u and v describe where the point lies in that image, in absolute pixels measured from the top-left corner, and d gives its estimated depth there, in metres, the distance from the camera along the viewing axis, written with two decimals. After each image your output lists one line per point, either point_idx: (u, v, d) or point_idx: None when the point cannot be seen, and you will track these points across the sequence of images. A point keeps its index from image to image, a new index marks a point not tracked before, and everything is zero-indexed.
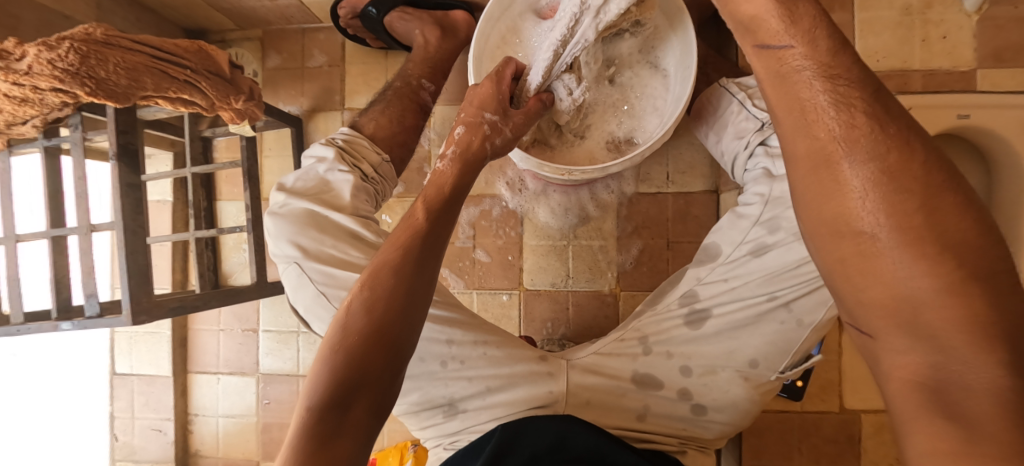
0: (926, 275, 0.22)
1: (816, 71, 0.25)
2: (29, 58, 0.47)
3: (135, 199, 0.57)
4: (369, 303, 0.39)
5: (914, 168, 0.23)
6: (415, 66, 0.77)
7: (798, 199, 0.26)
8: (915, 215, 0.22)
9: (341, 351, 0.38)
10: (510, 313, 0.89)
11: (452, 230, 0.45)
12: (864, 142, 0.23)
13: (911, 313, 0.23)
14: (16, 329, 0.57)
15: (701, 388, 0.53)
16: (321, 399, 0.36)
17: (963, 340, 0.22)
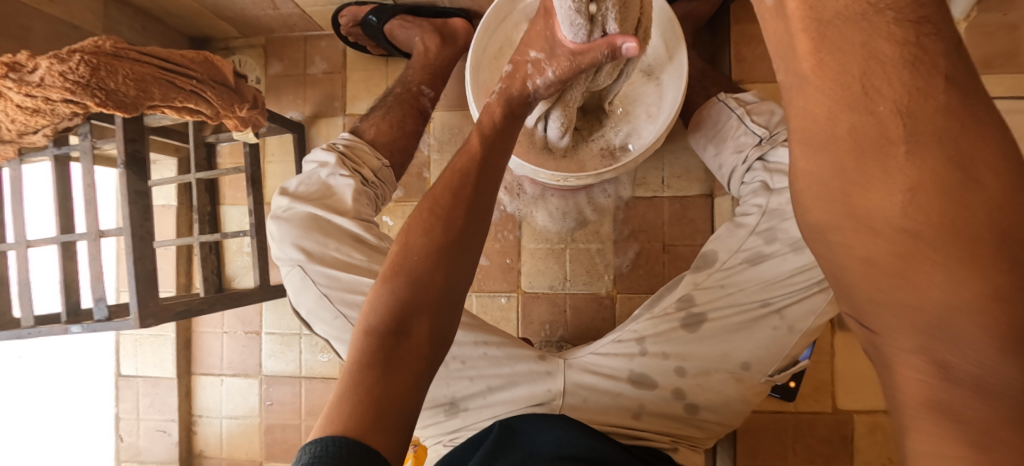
0: (971, 282, 0.18)
1: (892, 37, 0.19)
2: (42, 71, 0.49)
3: (143, 207, 0.59)
4: (427, 228, 0.43)
5: (988, 156, 0.19)
6: (415, 72, 0.79)
7: (824, 187, 0.22)
8: (979, 212, 0.18)
9: (403, 271, 0.42)
10: (508, 315, 0.90)
11: (501, 170, 0.48)
12: (935, 123, 0.19)
13: (941, 317, 0.20)
14: (27, 332, 0.59)
15: (695, 389, 0.54)
16: (386, 315, 0.40)
17: (994, 348, 0.19)
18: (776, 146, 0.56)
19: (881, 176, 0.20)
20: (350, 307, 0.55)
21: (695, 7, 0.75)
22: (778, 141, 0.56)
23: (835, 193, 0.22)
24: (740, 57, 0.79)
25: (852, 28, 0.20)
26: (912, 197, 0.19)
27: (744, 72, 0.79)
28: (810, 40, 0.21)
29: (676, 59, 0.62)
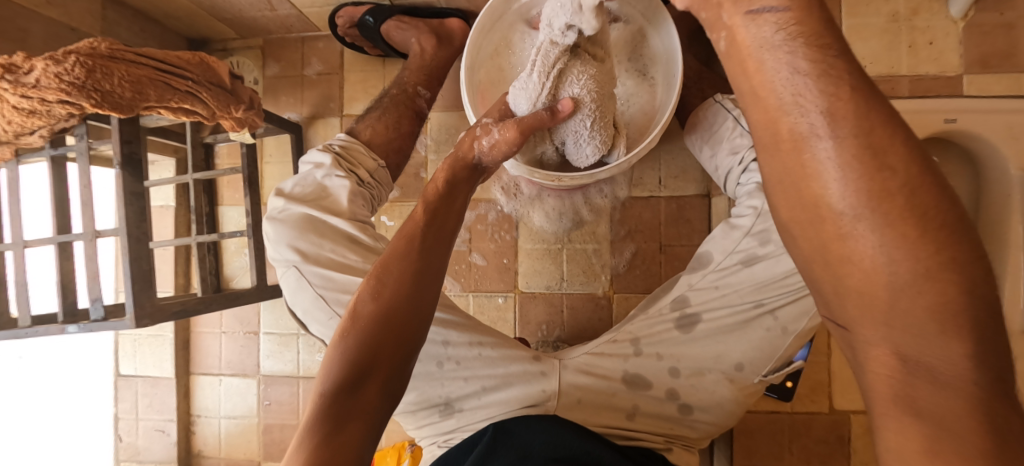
0: (904, 261, 0.20)
1: (803, 48, 0.22)
2: (38, 72, 0.49)
3: (140, 207, 0.60)
4: (377, 290, 0.44)
5: (898, 145, 0.20)
6: (412, 73, 0.79)
7: (773, 187, 0.24)
8: (897, 196, 0.20)
9: (353, 333, 0.42)
10: (506, 316, 0.90)
11: (453, 223, 0.50)
12: (849, 117, 0.21)
13: (890, 303, 0.21)
14: (24, 332, 0.59)
15: (689, 389, 0.54)
16: (336, 376, 0.41)
17: (937, 328, 0.21)
18: None
19: (824, 168, 0.21)
20: (345, 308, 0.55)
21: (691, 8, 0.75)
22: None
23: (784, 194, 0.23)
24: None
25: (762, 47, 0.23)
26: (857, 190, 0.20)
27: None
28: (746, 61, 0.23)
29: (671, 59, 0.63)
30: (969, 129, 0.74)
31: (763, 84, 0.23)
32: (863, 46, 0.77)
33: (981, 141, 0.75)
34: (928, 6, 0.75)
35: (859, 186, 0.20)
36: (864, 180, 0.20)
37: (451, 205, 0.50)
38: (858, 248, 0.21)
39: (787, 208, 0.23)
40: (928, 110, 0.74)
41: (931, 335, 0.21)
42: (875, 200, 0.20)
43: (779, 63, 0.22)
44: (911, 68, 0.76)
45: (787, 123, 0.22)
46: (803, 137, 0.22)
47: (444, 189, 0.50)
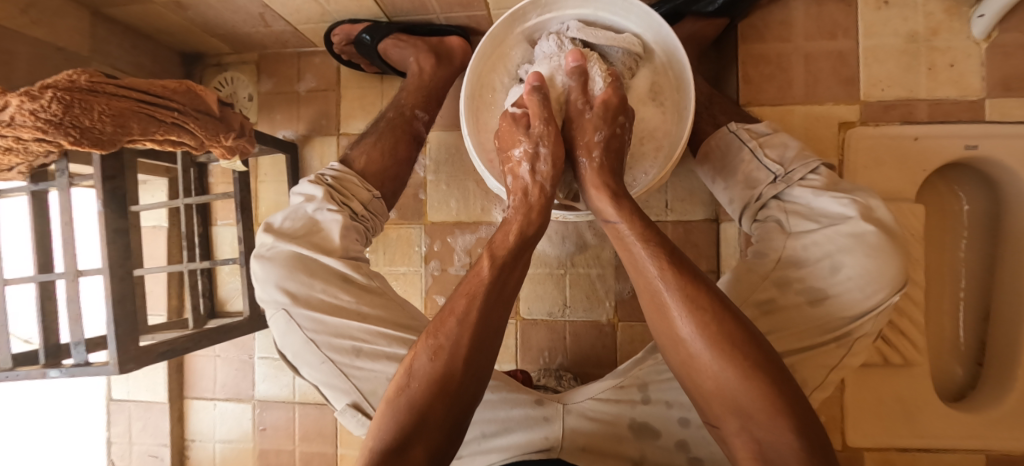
0: (728, 367, 0.36)
1: (638, 238, 0.44)
2: (12, 109, 0.46)
3: (124, 245, 0.57)
4: (436, 352, 0.41)
5: (702, 295, 0.39)
6: (409, 95, 0.76)
7: (653, 324, 0.42)
8: (712, 324, 0.37)
9: (407, 398, 0.40)
10: (506, 342, 0.88)
11: (515, 282, 0.47)
12: (672, 278, 0.40)
13: (734, 397, 0.36)
14: (5, 375, 0.56)
15: (699, 440, 0.51)
16: (387, 443, 0.39)
17: (771, 415, 0.34)
18: (792, 185, 0.53)
19: (674, 311, 0.39)
20: (337, 352, 0.53)
21: (700, 28, 0.72)
22: (794, 181, 0.53)
23: (660, 327, 0.41)
24: (746, 78, 0.76)
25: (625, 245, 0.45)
26: (691, 323, 0.38)
27: (751, 94, 0.77)
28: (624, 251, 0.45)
29: (683, 89, 0.58)
30: (989, 155, 0.71)
31: (638, 271, 0.43)
32: (879, 68, 0.74)
33: (1001, 167, 0.72)
34: (948, 26, 0.72)
35: (691, 321, 0.38)
36: (692, 320, 0.38)
37: (519, 260, 0.48)
38: (704, 361, 0.37)
39: (658, 333, 0.42)
40: (946, 136, 0.71)
41: (761, 417, 0.35)
42: (704, 332, 0.37)
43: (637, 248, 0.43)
44: (929, 90, 0.73)
45: (651, 285, 0.41)
46: (656, 291, 0.41)
47: (517, 242, 0.48)
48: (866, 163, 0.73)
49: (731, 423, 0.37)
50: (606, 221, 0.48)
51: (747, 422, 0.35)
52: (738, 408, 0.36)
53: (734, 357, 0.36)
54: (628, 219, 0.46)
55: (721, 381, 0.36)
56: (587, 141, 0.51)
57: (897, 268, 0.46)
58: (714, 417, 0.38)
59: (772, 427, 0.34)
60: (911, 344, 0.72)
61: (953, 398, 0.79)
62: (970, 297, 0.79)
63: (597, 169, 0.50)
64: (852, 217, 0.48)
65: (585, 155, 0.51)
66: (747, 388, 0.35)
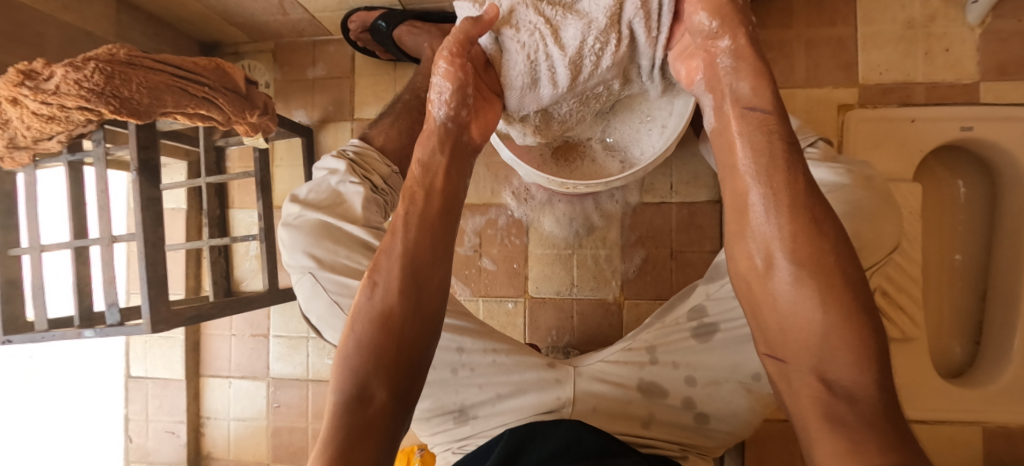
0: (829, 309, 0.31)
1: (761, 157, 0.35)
2: (58, 79, 0.49)
3: (156, 213, 0.60)
4: (372, 290, 0.42)
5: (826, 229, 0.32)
6: (424, 79, 0.79)
7: (736, 255, 0.36)
8: (825, 258, 0.31)
9: (354, 340, 0.41)
10: (515, 321, 0.90)
11: (448, 211, 0.46)
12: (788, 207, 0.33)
13: (821, 338, 0.31)
14: (40, 336, 0.59)
15: (705, 398, 0.53)
16: (345, 388, 0.39)
17: (858, 360, 0.30)
18: None
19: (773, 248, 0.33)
20: None
21: None
22: None
23: (748, 260, 0.35)
24: None
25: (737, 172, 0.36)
26: (802, 251, 0.32)
27: None
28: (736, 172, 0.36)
29: None
30: (985, 137, 0.73)
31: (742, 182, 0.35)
32: (878, 54, 0.77)
33: (994, 148, 0.74)
34: (944, 13, 0.75)
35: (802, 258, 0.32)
36: (801, 247, 0.32)
37: (431, 185, 0.45)
38: (803, 301, 0.31)
39: (739, 269, 0.36)
40: (942, 118, 0.74)
41: (844, 360, 0.30)
42: (813, 262, 0.32)
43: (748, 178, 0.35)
44: (927, 75, 0.75)
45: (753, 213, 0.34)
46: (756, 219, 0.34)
47: (421, 172, 0.45)
48: (865, 144, 0.76)
49: (804, 366, 0.32)
50: (739, 108, 0.37)
51: (825, 368, 0.31)
52: (820, 346, 0.31)
53: (841, 296, 0.31)
54: (774, 110, 0.36)
55: (816, 322, 0.31)
56: (727, 6, 0.39)
57: (888, 232, 0.49)
58: (785, 359, 0.33)
59: (854, 372, 0.30)
60: (910, 319, 0.74)
61: (950, 375, 0.81)
62: (968, 277, 0.81)
63: (750, 47, 0.38)
64: (847, 184, 0.51)
65: (717, 16, 0.38)
66: (842, 329, 0.30)
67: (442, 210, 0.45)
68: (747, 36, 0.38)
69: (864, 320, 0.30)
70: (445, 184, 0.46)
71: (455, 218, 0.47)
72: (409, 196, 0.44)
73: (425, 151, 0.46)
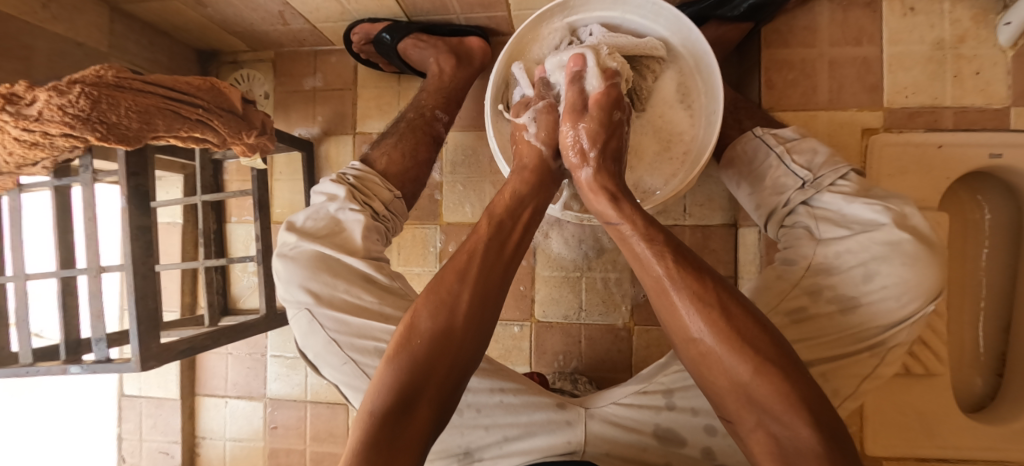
0: (747, 368, 0.34)
1: (640, 237, 0.42)
2: (40, 104, 0.46)
3: (146, 242, 0.57)
4: (437, 308, 0.40)
5: (709, 291, 0.37)
6: (429, 96, 0.76)
7: (661, 318, 0.40)
8: (720, 319, 0.35)
9: (407, 352, 0.39)
10: (521, 344, 0.87)
11: (518, 239, 0.48)
12: (677, 275, 0.38)
13: (749, 393, 0.34)
14: (25, 370, 0.56)
15: (726, 448, 0.50)
16: (390, 397, 0.38)
17: (788, 414, 0.32)
18: (821, 191, 0.53)
19: (680, 306, 0.37)
20: (360, 353, 0.52)
21: (724, 32, 0.71)
22: (824, 186, 0.53)
23: (668, 327, 0.39)
24: (770, 83, 0.76)
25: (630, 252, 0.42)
26: (699, 320, 0.36)
27: (774, 99, 0.76)
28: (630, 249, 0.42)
29: (711, 92, 0.58)
30: (1014, 164, 0.70)
31: (644, 269, 0.41)
32: (905, 75, 0.73)
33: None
34: (975, 34, 0.71)
35: (698, 316, 0.36)
36: (699, 314, 0.36)
37: (518, 217, 0.48)
38: (715, 358, 0.35)
39: (667, 332, 0.40)
40: (971, 144, 0.70)
41: (781, 414, 0.32)
42: (712, 328, 0.35)
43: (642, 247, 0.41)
44: (955, 99, 0.72)
45: (658, 285, 0.39)
46: (664, 288, 0.39)
47: (513, 202, 0.49)
48: (889, 171, 0.73)
49: (748, 421, 0.35)
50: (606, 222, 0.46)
51: (764, 417, 0.33)
52: (756, 406, 0.34)
53: (745, 352, 0.34)
54: (630, 219, 0.43)
55: (737, 378, 0.34)
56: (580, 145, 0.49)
57: (932, 277, 0.45)
58: (729, 414, 0.36)
59: (792, 426, 0.32)
60: (933, 354, 0.71)
61: (972, 409, 0.78)
62: (991, 306, 0.79)
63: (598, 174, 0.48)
64: (885, 225, 0.48)
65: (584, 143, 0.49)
66: (760, 384, 0.33)
67: (516, 248, 0.47)
68: (598, 164, 0.48)
69: (781, 371, 0.33)
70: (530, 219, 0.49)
71: (522, 253, 0.48)
72: (496, 225, 0.46)
73: (515, 180, 0.51)
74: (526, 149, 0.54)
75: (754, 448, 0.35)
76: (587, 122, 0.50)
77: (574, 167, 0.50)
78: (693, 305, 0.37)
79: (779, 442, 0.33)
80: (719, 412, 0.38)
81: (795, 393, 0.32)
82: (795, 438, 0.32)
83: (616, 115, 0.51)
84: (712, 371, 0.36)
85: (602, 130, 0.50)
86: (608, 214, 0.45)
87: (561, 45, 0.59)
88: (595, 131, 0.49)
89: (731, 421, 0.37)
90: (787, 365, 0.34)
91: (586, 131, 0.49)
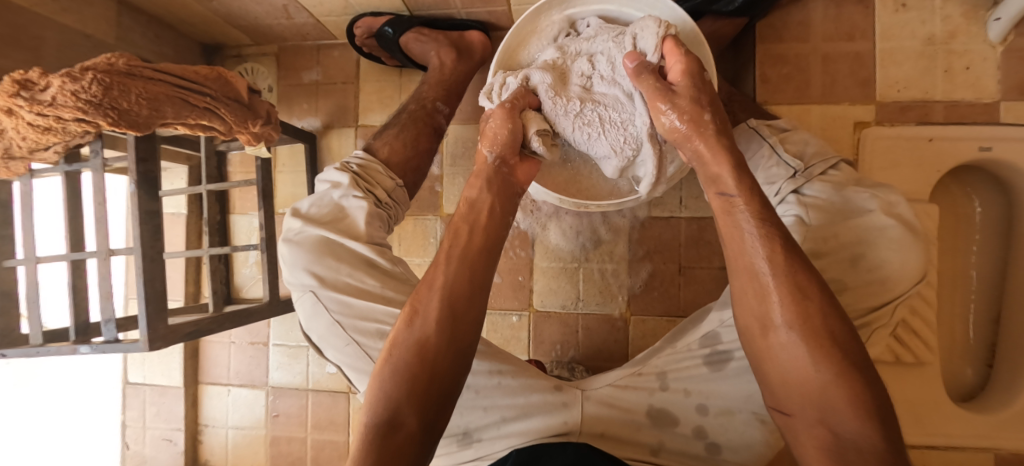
0: (828, 368, 0.33)
1: (751, 214, 0.39)
2: (54, 89, 0.48)
3: (154, 225, 0.59)
4: (412, 320, 0.42)
5: (809, 286, 0.36)
6: (431, 88, 0.77)
7: (742, 301, 0.39)
8: (815, 317, 0.35)
9: (389, 366, 0.41)
10: (519, 334, 0.89)
11: (492, 244, 0.47)
12: (782, 262, 0.36)
13: (821, 390, 0.34)
14: (35, 351, 0.57)
15: (717, 428, 0.52)
16: (378, 410, 0.40)
17: (858, 416, 0.32)
18: (811, 180, 0.54)
19: (773, 298, 0.36)
20: (363, 335, 0.54)
21: (719, 27, 0.73)
22: (814, 175, 0.54)
23: (751, 312, 0.38)
24: (764, 78, 0.78)
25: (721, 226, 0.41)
26: (790, 312, 0.35)
27: (768, 93, 0.78)
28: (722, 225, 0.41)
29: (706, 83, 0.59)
30: (1005, 158, 0.71)
31: (740, 253, 0.39)
32: (897, 70, 0.75)
33: (1014, 170, 0.72)
34: (965, 30, 0.73)
35: (795, 312, 0.35)
36: (793, 307, 0.35)
37: (474, 221, 0.48)
38: (794, 354, 0.35)
39: (747, 316, 0.39)
40: (962, 137, 0.72)
41: (846, 414, 0.33)
42: (805, 324, 0.35)
43: (742, 222, 0.39)
44: (946, 93, 0.74)
45: (752, 267, 0.38)
46: (757, 273, 0.37)
47: (469, 208, 0.49)
48: (881, 164, 0.74)
49: (807, 417, 0.34)
50: (716, 194, 0.42)
51: (827, 417, 0.33)
52: (820, 403, 0.34)
53: (833, 353, 0.34)
54: (747, 193, 0.40)
55: (813, 378, 0.34)
56: (693, 112, 0.45)
57: (917, 261, 0.47)
58: (787, 406, 0.36)
59: (855, 429, 0.32)
60: (924, 343, 0.72)
61: (961, 398, 0.80)
62: (981, 298, 0.80)
63: (712, 144, 0.43)
64: (873, 211, 0.50)
65: (686, 120, 0.45)
66: (840, 385, 0.33)
67: (484, 265, 0.45)
68: (712, 136, 0.44)
69: (862, 376, 0.33)
70: (489, 221, 0.48)
71: (496, 256, 0.47)
72: (453, 232, 0.47)
73: (477, 190, 0.50)
74: (480, 169, 0.52)
75: (803, 442, 0.35)
76: (683, 92, 0.46)
77: (685, 144, 0.46)
78: (788, 295, 0.36)
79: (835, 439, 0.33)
80: (773, 404, 0.37)
81: (871, 396, 0.33)
82: (856, 439, 0.32)
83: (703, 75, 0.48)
84: (780, 364, 0.36)
85: (698, 99, 0.46)
86: (721, 182, 0.41)
87: (559, 38, 0.61)
88: (694, 100, 0.46)
89: (783, 413, 0.37)
90: (869, 372, 0.34)
91: (684, 108, 0.45)
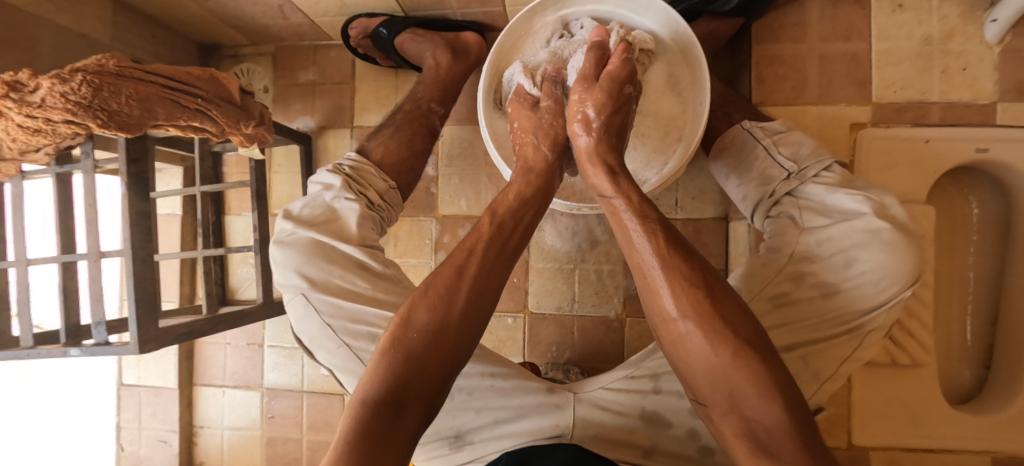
0: (723, 348, 0.34)
1: (633, 211, 0.42)
2: (43, 91, 0.47)
3: (146, 227, 0.59)
4: (433, 303, 0.40)
5: (695, 271, 0.37)
6: (426, 88, 0.77)
7: (643, 296, 0.40)
8: (703, 301, 0.36)
9: (400, 348, 0.39)
10: (515, 335, 0.89)
11: (522, 242, 0.47)
12: (665, 253, 0.38)
13: (723, 373, 0.34)
14: (25, 353, 0.57)
15: (711, 430, 0.52)
16: (382, 390, 0.37)
17: (762, 392, 0.33)
18: (806, 182, 0.54)
19: (662, 289, 0.37)
20: (354, 337, 0.53)
21: (716, 27, 0.73)
22: (808, 177, 0.54)
23: (649, 305, 0.39)
24: (761, 78, 0.77)
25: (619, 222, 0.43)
26: (682, 300, 0.36)
27: (764, 94, 0.77)
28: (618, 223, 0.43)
29: (699, 85, 0.59)
30: (1002, 159, 0.71)
31: (631, 248, 0.40)
32: (894, 71, 0.74)
33: (1011, 171, 0.72)
34: (962, 30, 0.72)
35: (682, 298, 0.36)
36: (685, 296, 0.36)
37: (520, 219, 0.47)
38: (693, 339, 0.36)
39: (650, 312, 0.39)
40: (959, 138, 0.71)
41: (751, 395, 0.33)
42: (696, 312, 0.36)
43: (634, 219, 0.41)
44: (943, 94, 0.73)
45: (644, 263, 0.39)
46: (647, 268, 0.39)
47: (517, 203, 0.47)
48: (878, 164, 0.74)
49: (720, 405, 0.35)
50: (598, 194, 0.46)
51: (738, 401, 0.33)
52: (730, 387, 0.34)
53: (726, 334, 0.34)
54: (623, 194, 0.43)
55: (713, 362, 0.34)
56: (598, 102, 0.48)
57: (911, 264, 0.47)
58: (702, 396, 0.36)
59: (764, 408, 0.32)
60: (920, 344, 0.72)
61: (959, 400, 0.79)
62: (979, 300, 0.80)
63: (601, 140, 0.48)
64: (866, 214, 0.49)
65: (596, 112, 0.48)
66: (737, 367, 0.33)
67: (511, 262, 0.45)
68: (598, 132, 0.48)
69: (759, 355, 0.34)
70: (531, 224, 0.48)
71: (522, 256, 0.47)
72: (497, 226, 0.45)
73: (522, 186, 0.49)
74: (535, 164, 0.51)
75: (722, 430, 0.35)
76: (594, 92, 0.49)
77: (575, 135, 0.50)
78: (678, 285, 0.37)
79: (749, 425, 0.33)
80: (692, 395, 0.38)
81: (770, 373, 0.33)
82: (764, 419, 0.32)
83: (627, 89, 0.50)
84: (684, 353, 0.37)
85: (609, 101, 0.49)
86: (598, 185, 0.46)
87: (552, 39, 0.60)
88: (602, 100, 0.48)
89: (703, 405, 0.37)
90: (765, 351, 0.34)
91: (594, 100, 0.48)
